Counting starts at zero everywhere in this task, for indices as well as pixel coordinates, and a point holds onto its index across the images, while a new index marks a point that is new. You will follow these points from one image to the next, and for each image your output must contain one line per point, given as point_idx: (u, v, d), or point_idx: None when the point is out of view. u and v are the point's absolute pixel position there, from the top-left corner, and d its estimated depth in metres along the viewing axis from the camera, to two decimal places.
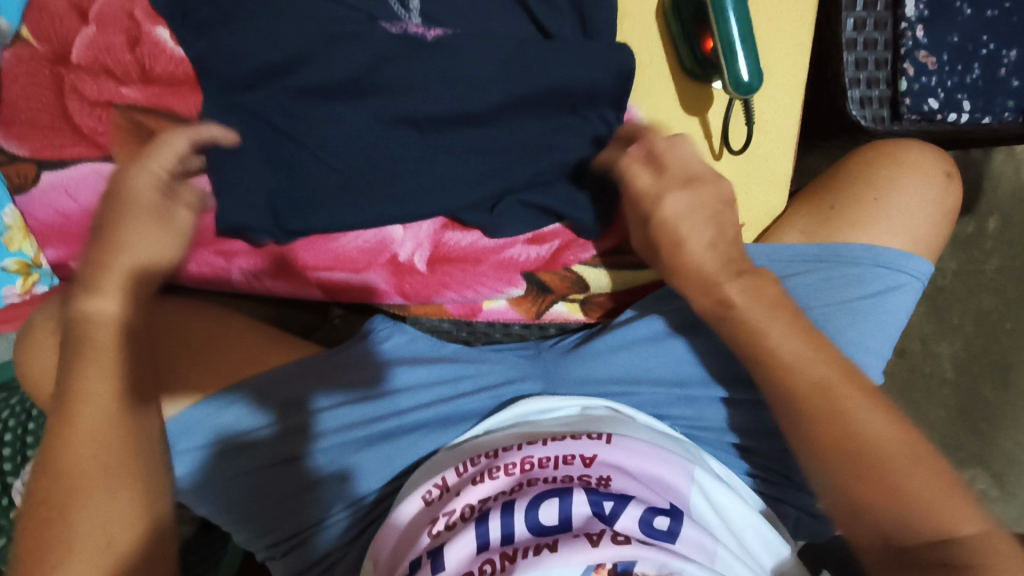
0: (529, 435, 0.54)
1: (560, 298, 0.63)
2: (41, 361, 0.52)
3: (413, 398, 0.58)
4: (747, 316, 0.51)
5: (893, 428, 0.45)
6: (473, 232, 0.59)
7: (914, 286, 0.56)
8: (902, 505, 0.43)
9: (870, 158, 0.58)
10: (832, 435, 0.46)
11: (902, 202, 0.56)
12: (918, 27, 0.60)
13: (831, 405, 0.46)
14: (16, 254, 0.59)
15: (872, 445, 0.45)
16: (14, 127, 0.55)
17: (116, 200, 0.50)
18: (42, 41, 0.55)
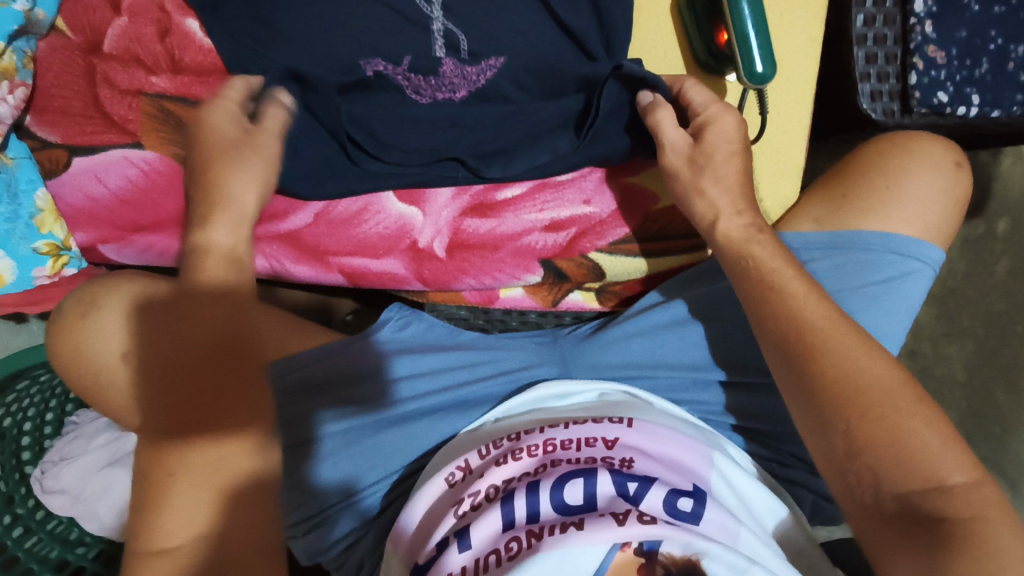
0: (550, 419, 0.55)
1: (576, 288, 0.64)
2: (69, 339, 0.54)
3: (428, 384, 0.59)
4: (756, 282, 0.51)
5: (898, 385, 0.44)
6: (491, 220, 0.60)
7: (925, 273, 0.57)
8: (900, 458, 0.42)
9: (883, 149, 0.59)
10: (830, 381, 0.45)
11: (915, 190, 0.57)
12: (927, 22, 0.61)
13: (829, 359, 0.46)
14: (46, 236, 0.57)
15: (867, 394, 0.44)
16: (46, 114, 0.57)
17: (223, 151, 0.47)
18: (77, 32, 0.57)
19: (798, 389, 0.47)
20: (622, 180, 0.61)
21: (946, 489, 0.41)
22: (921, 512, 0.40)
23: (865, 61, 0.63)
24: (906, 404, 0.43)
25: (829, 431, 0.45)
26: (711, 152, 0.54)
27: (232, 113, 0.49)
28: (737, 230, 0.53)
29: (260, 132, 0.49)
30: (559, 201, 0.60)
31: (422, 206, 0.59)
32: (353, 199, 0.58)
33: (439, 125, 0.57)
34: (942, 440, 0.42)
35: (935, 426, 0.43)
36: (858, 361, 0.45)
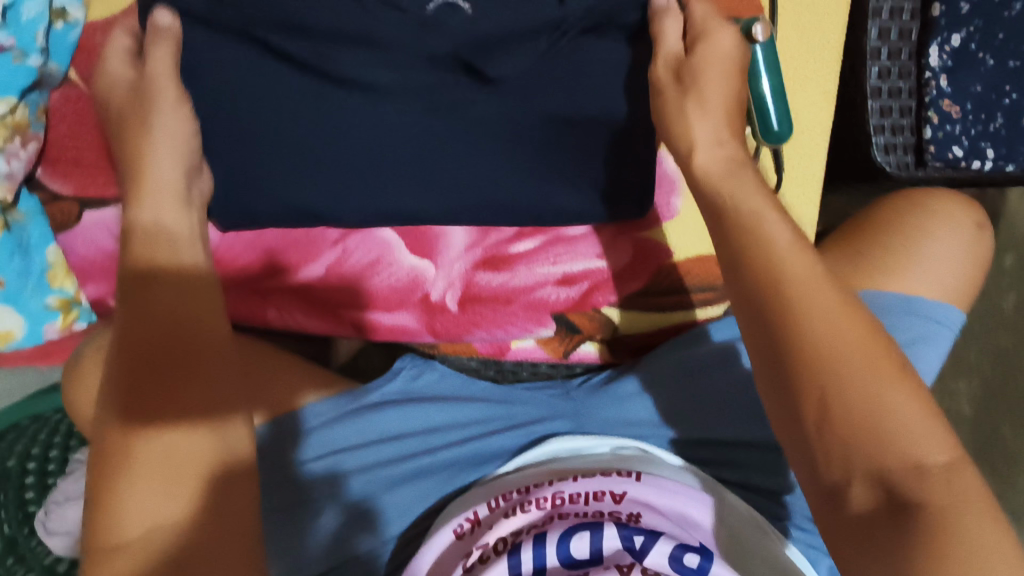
0: (559, 471, 0.54)
1: (587, 339, 0.63)
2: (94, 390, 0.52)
3: (445, 438, 0.59)
4: (747, 206, 0.40)
5: (883, 348, 0.35)
6: (504, 274, 0.60)
7: (947, 336, 0.56)
8: (875, 439, 0.33)
9: (901, 208, 0.59)
10: (803, 343, 0.35)
11: (936, 253, 0.57)
12: (943, 76, 0.61)
13: (795, 318, 0.36)
14: (57, 291, 0.56)
15: (841, 354, 0.34)
16: (58, 166, 0.56)
17: (133, 116, 0.47)
18: (86, 80, 0.55)
19: (765, 339, 0.37)
20: (638, 234, 0.61)
21: (921, 471, 0.32)
22: (896, 498, 0.32)
23: (880, 114, 0.63)
24: (889, 372, 0.34)
25: (789, 402, 0.35)
26: (704, 71, 0.46)
27: (127, 77, 0.48)
28: (715, 162, 0.44)
29: (155, 78, 0.47)
30: (572, 255, 0.60)
31: (435, 258, 0.59)
32: (366, 250, 0.59)
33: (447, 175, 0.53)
34: (927, 417, 0.33)
35: (924, 402, 0.34)
36: (840, 322, 0.35)
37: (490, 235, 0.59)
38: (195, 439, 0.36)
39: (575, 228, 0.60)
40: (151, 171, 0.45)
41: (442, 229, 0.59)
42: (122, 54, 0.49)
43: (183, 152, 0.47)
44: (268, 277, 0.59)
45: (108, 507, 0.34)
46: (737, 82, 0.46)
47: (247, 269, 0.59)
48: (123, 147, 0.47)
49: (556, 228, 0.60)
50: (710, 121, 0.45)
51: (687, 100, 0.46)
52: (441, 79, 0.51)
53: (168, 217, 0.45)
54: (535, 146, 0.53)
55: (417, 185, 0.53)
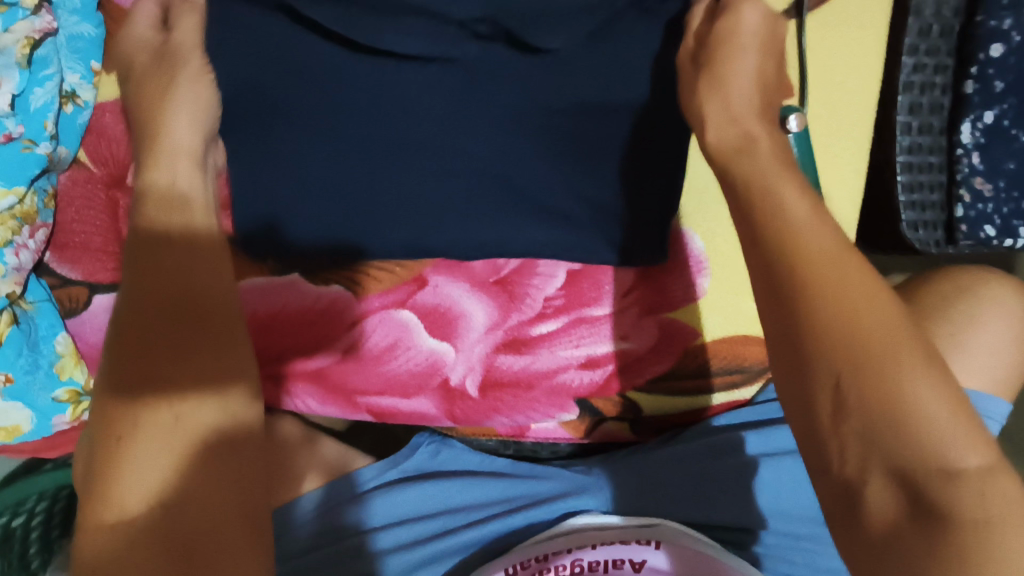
0: (580, 539, 0.55)
1: (608, 420, 0.61)
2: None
3: (466, 516, 0.58)
4: (763, 165, 0.37)
5: (909, 332, 0.31)
6: (526, 356, 0.58)
7: (991, 427, 0.57)
8: (902, 432, 0.30)
9: (947, 290, 0.58)
10: (824, 333, 0.31)
11: (988, 340, 0.56)
12: (975, 153, 0.59)
13: (814, 306, 0.32)
14: (67, 382, 0.54)
15: (866, 348, 0.31)
16: (67, 251, 0.55)
17: (153, 79, 0.46)
18: (99, 165, 0.55)
19: (778, 327, 0.33)
20: (662, 316, 0.59)
21: (953, 473, 0.29)
22: (921, 499, 0.29)
23: (909, 189, 0.62)
24: (917, 361, 0.30)
25: (804, 391, 0.31)
26: (723, 41, 0.44)
27: (150, 40, 0.48)
28: (730, 141, 0.40)
29: (179, 46, 0.47)
30: (595, 337, 0.59)
31: (454, 341, 0.58)
32: (384, 332, 0.57)
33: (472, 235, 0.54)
34: (960, 415, 0.30)
35: (954, 395, 0.30)
36: (862, 306, 0.31)
37: (511, 316, 0.58)
38: (202, 408, 0.34)
39: (598, 308, 0.58)
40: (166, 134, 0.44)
41: (463, 310, 0.58)
42: (149, 17, 0.49)
43: (206, 115, 0.47)
44: (283, 362, 0.58)
45: (114, 461, 0.32)
46: (762, 57, 0.44)
47: (262, 355, 0.57)
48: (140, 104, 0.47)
49: (579, 308, 0.58)
50: (726, 91, 0.42)
51: (709, 71, 0.43)
52: (475, 47, 0.50)
53: (196, 166, 0.44)
54: (567, 189, 0.54)
55: (451, 244, 0.54)
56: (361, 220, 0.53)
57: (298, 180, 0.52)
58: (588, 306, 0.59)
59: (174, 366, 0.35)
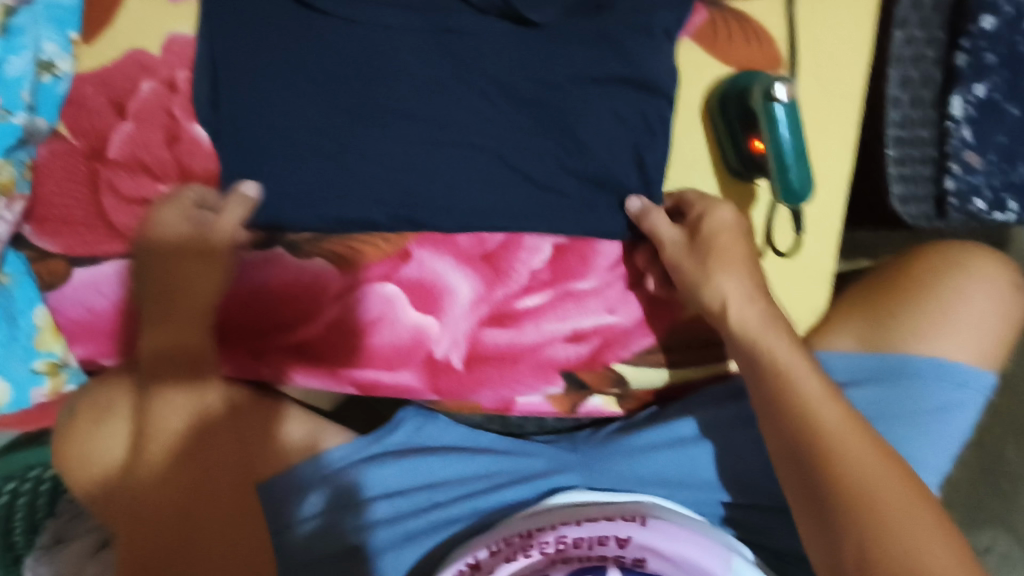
0: (564, 515, 0.55)
1: (597, 391, 0.60)
2: (98, 440, 0.52)
3: (450, 491, 0.58)
4: (756, 329, 0.52)
5: (889, 464, 0.47)
6: (511, 330, 0.58)
7: (976, 400, 0.56)
8: (901, 562, 0.42)
9: (934, 264, 0.58)
10: (847, 496, 0.45)
11: (970, 314, 0.56)
12: (965, 127, 0.58)
13: (834, 451, 0.47)
14: (46, 355, 0.54)
15: (871, 492, 0.45)
16: (47, 223, 0.54)
17: (192, 259, 0.53)
18: (78, 136, 0.54)
19: (812, 496, 0.47)
20: (649, 291, 0.59)
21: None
22: None
23: (898, 163, 0.61)
24: (909, 504, 0.45)
25: (823, 507, 0.46)
26: (722, 218, 0.54)
27: (184, 205, 0.53)
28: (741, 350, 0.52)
29: (219, 235, 0.53)
30: (581, 311, 0.58)
31: (439, 315, 0.57)
32: (368, 307, 0.57)
33: (464, 208, 0.55)
34: (941, 542, 0.43)
35: (939, 535, 0.44)
36: (850, 437, 0.47)
37: (497, 290, 0.58)
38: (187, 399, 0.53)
39: (584, 282, 0.58)
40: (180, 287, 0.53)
41: (448, 285, 0.57)
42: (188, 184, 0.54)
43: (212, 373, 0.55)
44: (263, 335, 0.57)
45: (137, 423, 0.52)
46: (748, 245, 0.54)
47: (243, 329, 0.57)
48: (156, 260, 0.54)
49: (565, 282, 0.58)
50: (732, 245, 0.53)
51: (712, 232, 0.54)
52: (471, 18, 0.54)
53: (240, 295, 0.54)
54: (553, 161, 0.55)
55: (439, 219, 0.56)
56: (355, 189, 0.54)
57: (290, 147, 0.53)
58: (575, 280, 0.58)
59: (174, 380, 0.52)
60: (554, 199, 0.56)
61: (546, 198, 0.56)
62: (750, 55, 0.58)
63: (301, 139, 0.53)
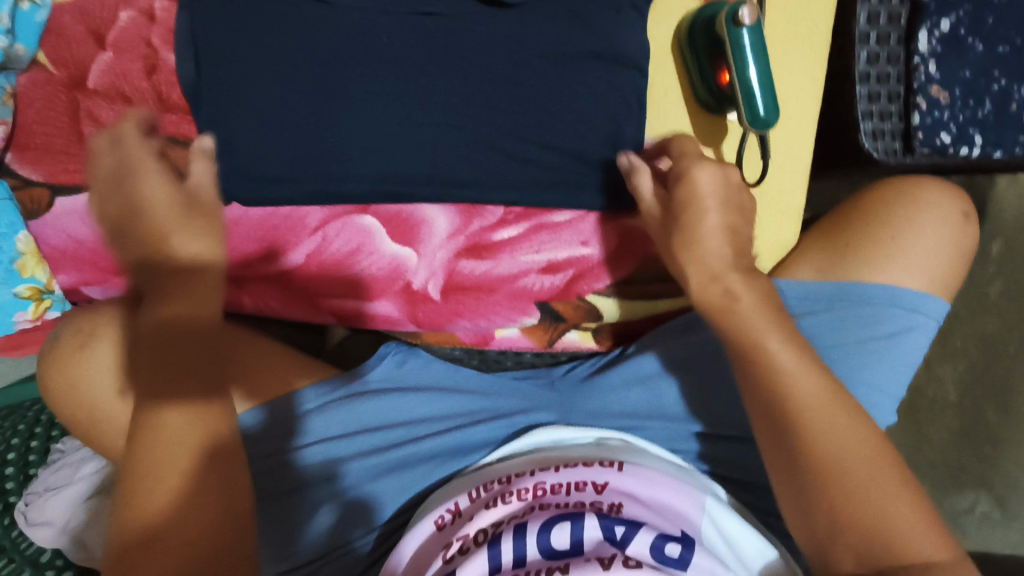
0: (541, 461, 0.55)
1: (573, 327, 0.62)
2: (84, 375, 0.51)
3: (427, 428, 0.59)
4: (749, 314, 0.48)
5: (873, 439, 0.44)
6: (487, 261, 0.59)
7: (929, 326, 0.58)
8: (882, 542, 0.41)
9: (889, 198, 0.60)
10: (817, 468, 0.43)
11: (923, 244, 0.58)
12: (931, 62, 0.60)
13: (805, 416, 0.44)
14: (28, 280, 0.56)
15: (852, 471, 0.43)
16: (27, 151, 0.55)
17: (170, 222, 0.46)
18: (58, 66, 0.55)
19: (783, 466, 0.45)
20: (623, 223, 0.60)
21: (924, 565, 0.40)
22: None
23: (868, 99, 0.63)
24: (891, 482, 0.42)
25: (803, 484, 0.44)
26: (699, 169, 0.51)
27: (161, 167, 0.49)
28: (713, 293, 0.50)
29: (203, 192, 0.49)
30: (556, 242, 0.59)
31: (416, 246, 0.59)
32: (346, 239, 0.58)
33: (435, 137, 0.56)
34: (922, 519, 0.41)
35: (920, 512, 0.42)
36: (832, 412, 0.45)
37: (473, 221, 0.59)
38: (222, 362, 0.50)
39: (559, 214, 0.59)
40: (184, 258, 0.46)
41: (424, 217, 0.58)
42: (139, 146, 0.51)
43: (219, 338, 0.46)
44: (244, 264, 0.58)
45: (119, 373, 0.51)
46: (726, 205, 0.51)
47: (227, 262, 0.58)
48: (141, 229, 0.47)
49: (540, 214, 0.59)
50: (706, 202, 0.50)
51: (690, 186, 0.51)
52: None
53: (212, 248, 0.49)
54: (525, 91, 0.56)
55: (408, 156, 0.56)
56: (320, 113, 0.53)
57: (260, 72, 0.53)
58: (550, 212, 0.59)
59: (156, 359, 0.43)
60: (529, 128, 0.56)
61: (512, 128, 0.56)
62: None
63: (269, 61, 0.53)
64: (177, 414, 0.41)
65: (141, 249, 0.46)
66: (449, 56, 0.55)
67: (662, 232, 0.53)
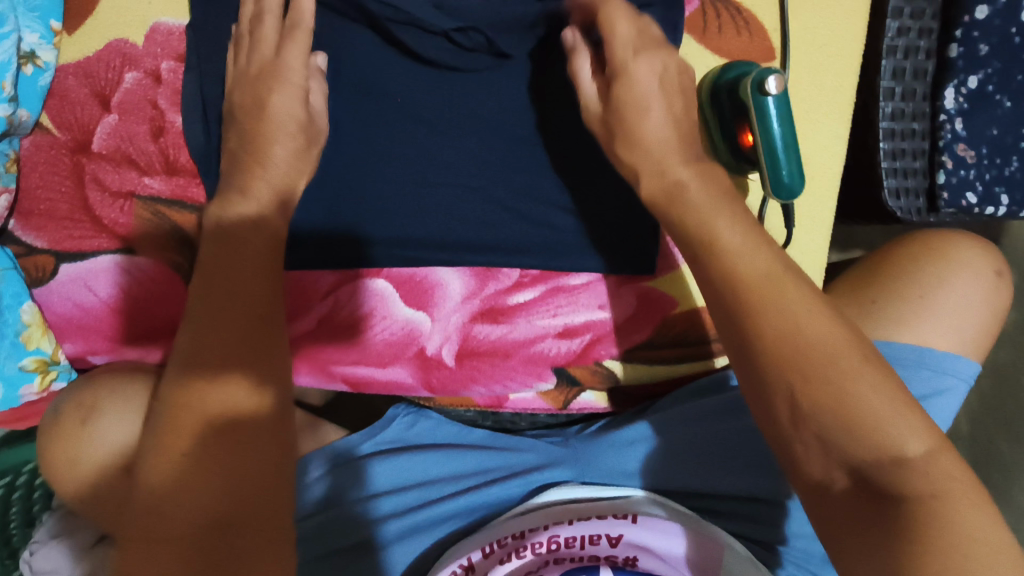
0: (556, 511, 0.55)
1: (588, 388, 0.60)
2: (92, 447, 0.49)
3: (449, 485, 0.58)
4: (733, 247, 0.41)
5: (839, 328, 0.38)
6: (503, 325, 0.58)
7: (959, 388, 0.57)
8: (853, 432, 0.36)
9: (919, 253, 0.59)
10: (774, 355, 0.38)
11: (956, 304, 0.57)
12: (958, 120, 0.59)
13: (760, 306, 0.39)
14: (34, 352, 0.53)
15: (820, 360, 0.37)
16: (32, 218, 0.54)
17: (282, 154, 0.46)
18: (63, 130, 0.53)
19: (743, 360, 0.39)
20: (640, 286, 0.58)
21: (899, 461, 0.36)
22: (875, 485, 0.36)
23: (892, 157, 0.60)
24: (861, 369, 0.37)
25: (768, 389, 0.38)
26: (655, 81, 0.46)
27: (297, 83, 0.47)
28: (662, 186, 0.44)
29: (317, 117, 0.50)
30: (573, 306, 0.58)
31: (431, 310, 0.57)
32: (359, 302, 0.57)
33: (450, 199, 0.55)
34: (897, 405, 0.37)
35: (893, 395, 0.37)
36: (793, 298, 0.39)
37: (488, 284, 0.57)
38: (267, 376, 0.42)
39: (576, 277, 0.58)
40: (272, 187, 0.46)
41: (439, 279, 0.57)
42: (302, 51, 0.48)
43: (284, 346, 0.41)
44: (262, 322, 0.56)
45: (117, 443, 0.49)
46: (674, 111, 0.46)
47: None
48: (244, 141, 0.47)
49: (557, 277, 0.58)
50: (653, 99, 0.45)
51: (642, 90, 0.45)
52: None
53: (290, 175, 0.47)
54: (543, 154, 0.55)
55: (421, 219, 0.55)
56: (349, 175, 0.54)
57: None
58: (567, 275, 0.58)
59: (232, 365, 0.39)
60: (545, 189, 0.56)
61: (533, 190, 0.56)
62: (742, 46, 0.58)
63: None
64: (219, 393, 0.38)
65: (248, 166, 0.46)
66: (464, 118, 0.54)
67: (606, 140, 0.48)
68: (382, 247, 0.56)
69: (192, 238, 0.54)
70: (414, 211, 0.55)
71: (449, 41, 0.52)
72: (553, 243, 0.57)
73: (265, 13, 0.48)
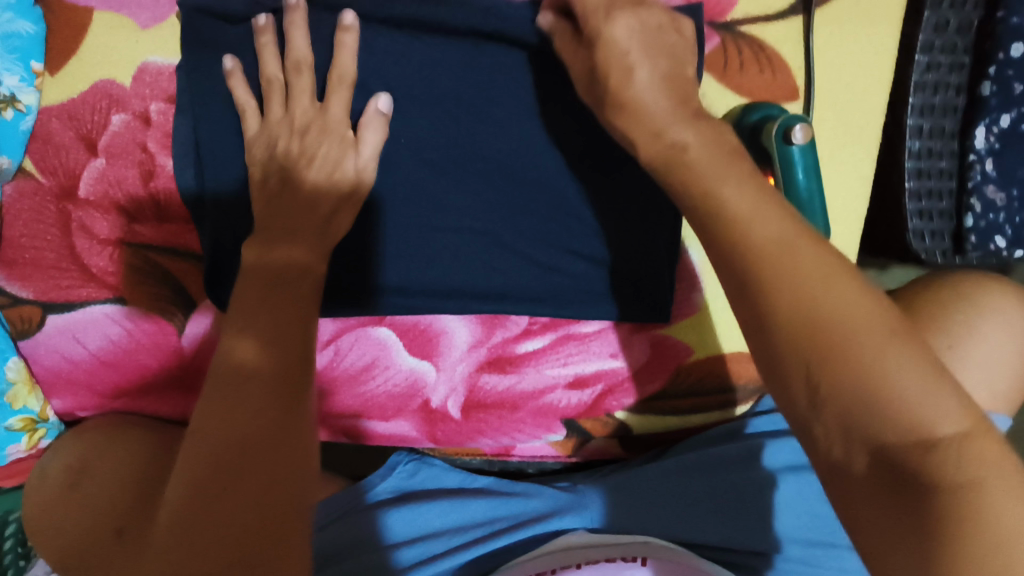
0: (564, 556, 0.53)
1: (596, 437, 0.59)
2: (89, 513, 0.45)
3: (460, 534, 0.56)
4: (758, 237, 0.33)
5: (852, 289, 0.31)
6: (511, 375, 0.56)
7: None
8: (879, 415, 0.28)
9: (947, 298, 0.56)
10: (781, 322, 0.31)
11: (986, 356, 0.54)
12: (988, 160, 0.56)
13: (763, 269, 0.32)
14: (21, 411, 0.52)
15: (839, 329, 0.30)
16: (17, 268, 0.51)
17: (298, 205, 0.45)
18: (47, 174, 0.51)
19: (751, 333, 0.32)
20: (655, 334, 0.56)
21: (930, 444, 0.28)
22: (910, 474, 0.28)
23: (918, 197, 0.58)
24: (881, 336, 0.30)
25: (777, 367, 0.31)
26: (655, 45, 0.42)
27: (340, 134, 0.47)
28: (659, 154, 0.39)
29: (365, 169, 0.48)
30: (583, 355, 0.56)
31: (436, 360, 0.55)
32: (360, 352, 0.54)
33: (456, 245, 0.52)
34: (924, 376, 0.29)
35: (927, 368, 0.29)
36: (801, 259, 0.32)
37: (495, 333, 0.55)
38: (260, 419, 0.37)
39: (587, 325, 0.55)
40: (274, 239, 0.43)
41: (443, 328, 0.54)
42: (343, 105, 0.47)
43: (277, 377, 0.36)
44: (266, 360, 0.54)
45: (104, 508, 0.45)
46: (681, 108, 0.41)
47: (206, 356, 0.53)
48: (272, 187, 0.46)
49: (567, 324, 0.55)
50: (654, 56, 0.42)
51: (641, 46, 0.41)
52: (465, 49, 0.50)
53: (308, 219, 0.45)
54: (554, 199, 0.52)
55: (425, 266, 0.52)
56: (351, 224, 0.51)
57: None
58: (577, 322, 0.55)
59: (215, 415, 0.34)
60: (555, 235, 0.53)
61: (544, 236, 0.53)
62: (763, 85, 0.55)
63: None
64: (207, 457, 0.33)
65: (291, 215, 0.44)
66: (469, 159, 0.51)
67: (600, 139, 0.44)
68: (384, 296, 0.52)
69: (187, 286, 0.52)
70: (418, 258, 0.52)
71: (456, 77, 0.50)
72: (565, 290, 0.54)
73: (297, 63, 0.47)
